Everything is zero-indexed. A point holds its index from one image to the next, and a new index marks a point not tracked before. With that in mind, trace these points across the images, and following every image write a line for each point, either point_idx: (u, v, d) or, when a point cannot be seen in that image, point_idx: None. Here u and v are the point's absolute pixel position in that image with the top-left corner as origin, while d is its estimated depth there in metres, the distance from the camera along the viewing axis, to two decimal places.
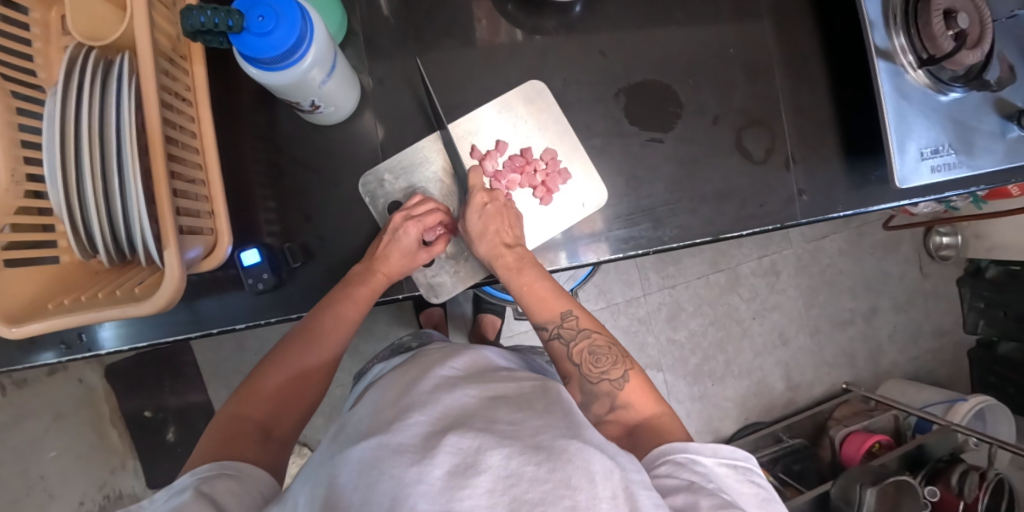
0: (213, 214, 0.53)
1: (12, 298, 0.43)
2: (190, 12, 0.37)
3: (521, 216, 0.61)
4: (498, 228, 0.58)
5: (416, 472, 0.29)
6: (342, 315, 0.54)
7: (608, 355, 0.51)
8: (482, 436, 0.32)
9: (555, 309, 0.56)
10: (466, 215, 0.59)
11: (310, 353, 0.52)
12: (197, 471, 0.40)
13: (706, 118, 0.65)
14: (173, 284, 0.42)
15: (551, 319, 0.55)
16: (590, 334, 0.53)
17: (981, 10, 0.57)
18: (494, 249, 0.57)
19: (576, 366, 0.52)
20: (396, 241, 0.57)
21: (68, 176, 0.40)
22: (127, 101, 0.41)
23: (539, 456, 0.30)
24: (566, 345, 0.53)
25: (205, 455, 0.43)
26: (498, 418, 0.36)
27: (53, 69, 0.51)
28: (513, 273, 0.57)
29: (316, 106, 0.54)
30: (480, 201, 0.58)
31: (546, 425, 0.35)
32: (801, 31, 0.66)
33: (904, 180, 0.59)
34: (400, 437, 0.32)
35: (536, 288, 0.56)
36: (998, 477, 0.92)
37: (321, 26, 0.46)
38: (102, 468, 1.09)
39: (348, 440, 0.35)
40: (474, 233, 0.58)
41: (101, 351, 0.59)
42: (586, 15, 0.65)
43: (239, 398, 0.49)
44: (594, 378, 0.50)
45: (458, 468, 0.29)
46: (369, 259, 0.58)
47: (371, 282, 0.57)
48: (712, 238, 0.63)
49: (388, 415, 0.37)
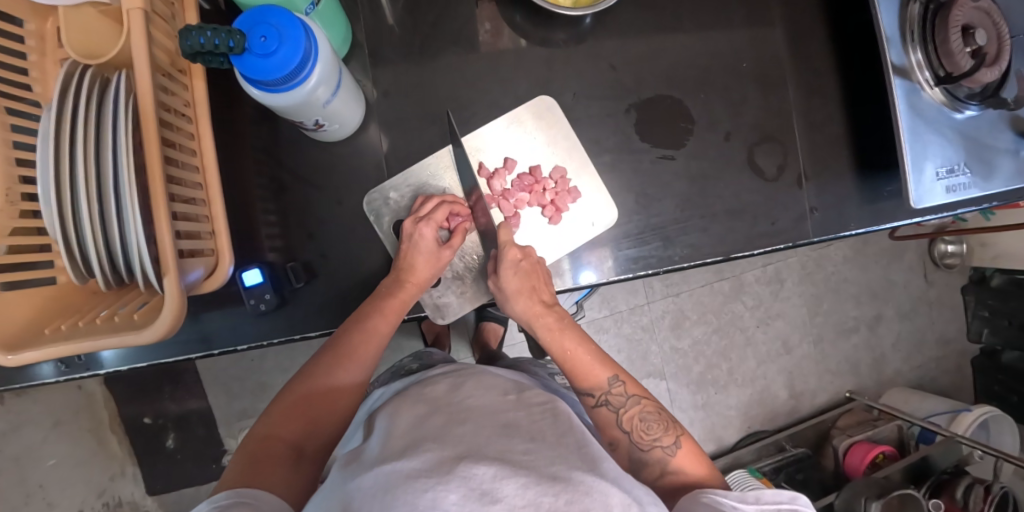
0: (213, 233, 0.52)
1: (7, 323, 0.42)
2: (189, 33, 0.35)
3: (547, 271, 0.60)
4: (535, 285, 0.57)
5: (431, 498, 0.28)
6: (371, 329, 0.53)
7: (658, 421, 0.51)
8: (497, 464, 0.32)
9: (599, 376, 0.53)
10: (499, 269, 0.56)
11: (337, 373, 0.51)
12: (217, 499, 0.39)
13: (718, 133, 0.63)
14: (172, 308, 0.40)
15: (596, 387, 0.53)
16: (640, 401, 0.52)
17: (999, 27, 0.56)
18: (533, 309, 0.56)
19: (625, 434, 0.51)
20: (415, 246, 0.57)
21: (63, 202, 0.38)
22: (121, 117, 0.40)
23: (557, 486, 0.30)
24: (614, 413, 0.52)
25: (235, 477, 0.42)
26: (511, 446, 0.35)
27: (48, 83, 0.50)
28: (554, 335, 0.55)
29: (319, 125, 0.53)
30: (513, 257, 0.56)
31: (560, 455, 0.35)
32: (814, 44, 0.65)
33: (919, 200, 0.58)
34: (413, 463, 0.32)
35: (578, 354, 0.54)
36: (1003, 490, 0.92)
37: (325, 44, 0.44)
38: (102, 474, 1.05)
39: (359, 466, 0.34)
40: (510, 292, 0.55)
41: (100, 370, 0.58)
42: (596, 27, 0.63)
43: (268, 422, 0.48)
44: (645, 446, 0.50)
45: (473, 496, 0.29)
46: (395, 272, 0.57)
47: (401, 294, 0.56)
48: (723, 258, 0.62)
49: (400, 442, 0.36)
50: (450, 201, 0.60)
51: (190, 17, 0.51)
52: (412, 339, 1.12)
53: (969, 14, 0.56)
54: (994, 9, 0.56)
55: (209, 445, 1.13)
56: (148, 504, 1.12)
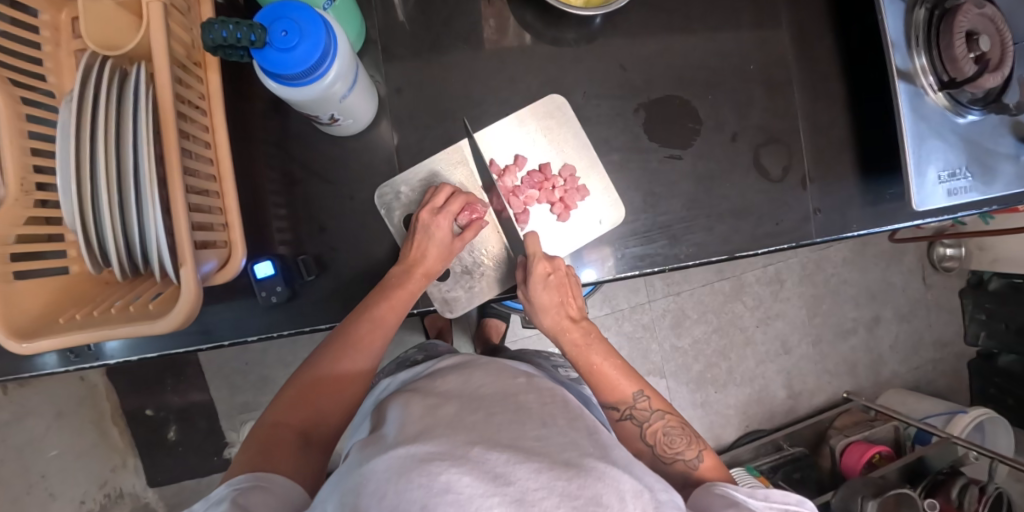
0: (225, 227, 0.52)
1: (20, 311, 0.42)
2: (212, 27, 0.36)
3: (580, 285, 0.60)
4: (562, 300, 0.57)
5: (445, 480, 0.29)
6: (379, 319, 0.53)
7: (682, 436, 0.51)
8: (509, 452, 0.32)
9: (625, 390, 0.53)
10: (530, 284, 0.57)
11: (347, 357, 0.51)
12: (235, 481, 0.40)
13: (724, 134, 0.64)
14: (189, 299, 0.41)
15: (621, 401, 0.53)
16: (664, 416, 0.53)
17: (1003, 34, 0.57)
18: (559, 324, 0.56)
19: (648, 447, 0.52)
20: (430, 237, 0.57)
21: (84, 189, 0.39)
22: (141, 109, 0.40)
23: (569, 472, 0.31)
24: (638, 426, 0.53)
25: (246, 464, 0.43)
26: (523, 433, 0.36)
27: (63, 74, 0.50)
28: (581, 350, 0.55)
29: (334, 120, 0.54)
30: (543, 271, 0.56)
31: (571, 442, 0.36)
32: (821, 47, 0.66)
33: (920, 202, 0.59)
34: (428, 447, 0.32)
35: (604, 369, 0.54)
36: (997, 491, 0.93)
37: (344, 41, 0.45)
38: (102, 465, 1.05)
39: (375, 450, 0.34)
40: (539, 306, 0.56)
41: (108, 360, 0.59)
42: (606, 27, 0.64)
43: (276, 412, 0.48)
44: (667, 459, 0.51)
45: (487, 478, 0.29)
46: (406, 262, 0.57)
47: (409, 285, 0.56)
48: (726, 257, 0.63)
49: (415, 428, 0.36)
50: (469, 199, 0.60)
51: (205, 10, 0.51)
52: (414, 334, 1.12)
53: (973, 20, 0.57)
54: (998, 16, 0.57)
55: (210, 439, 1.13)
56: (149, 497, 1.11)
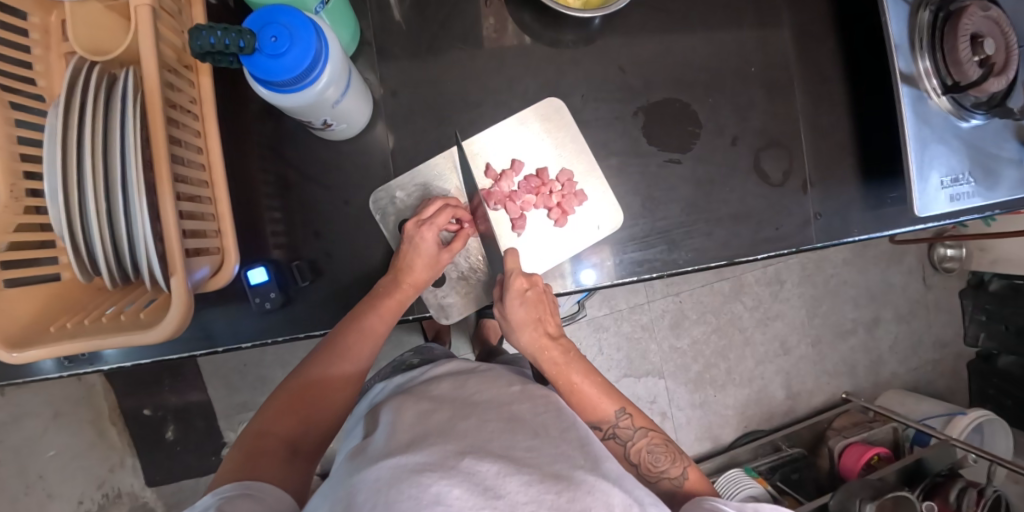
0: (218, 232, 0.51)
1: (10, 319, 0.41)
2: (199, 33, 0.36)
3: (556, 303, 0.59)
4: (540, 316, 0.55)
5: (434, 492, 0.28)
6: (368, 330, 0.52)
7: (666, 454, 0.52)
8: (500, 463, 0.32)
9: (606, 409, 0.52)
10: (506, 299, 0.55)
11: (332, 366, 0.50)
12: (221, 490, 0.39)
13: (724, 137, 0.64)
14: (179, 308, 0.40)
15: (603, 420, 0.52)
16: (647, 433, 0.53)
17: (1008, 36, 0.56)
18: (537, 341, 0.54)
19: (633, 466, 0.52)
20: (416, 248, 0.56)
21: (71, 195, 0.38)
22: (130, 114, 0.39)
23: (559, 485, 0.31)
24: (622, 446, 0.52)
25: (230, 473, 0.42)
26: (514, 443, 0.35)
27: (52, 77, 0.49)
28: (558, 370, 0.53)
29: (328, 125, 0.53)
30: (520, 287, 0.55)
31: (562, 453, 0.35)
32: (823, 49, 0.65)
33: (923, 208, 0.58)
34: (417, 458, 0.31)
35: (584, 389, 0.52)
36: (995, 494, 0.93)
37: (335, 44, 0.44)
38: (101, 465, 1.07)
39: (365, 459, 0.34)
40: (515, 322, 0.54)
41: (103, 365, 0.57)
42: (605, 28, 0.63)
43: (261, 421, 0.48)
44: (653, 478, 0.52)
45: (476, 491, 0.29)
46: (394, 271, 0.56)
47: (398, 295, 0.55)
48: (726, 262, 0.62)
49: (406, 436, 0.35)
50: (452, 204, 0.59)
51: (196, 13, 0.50)
52: (413, 334, 1.12)
53: (977, 23, 0.56)
54: (1003, 19, 0.57)
55: (210, 438, 1.11)
56: (147, 496, 1.09)
